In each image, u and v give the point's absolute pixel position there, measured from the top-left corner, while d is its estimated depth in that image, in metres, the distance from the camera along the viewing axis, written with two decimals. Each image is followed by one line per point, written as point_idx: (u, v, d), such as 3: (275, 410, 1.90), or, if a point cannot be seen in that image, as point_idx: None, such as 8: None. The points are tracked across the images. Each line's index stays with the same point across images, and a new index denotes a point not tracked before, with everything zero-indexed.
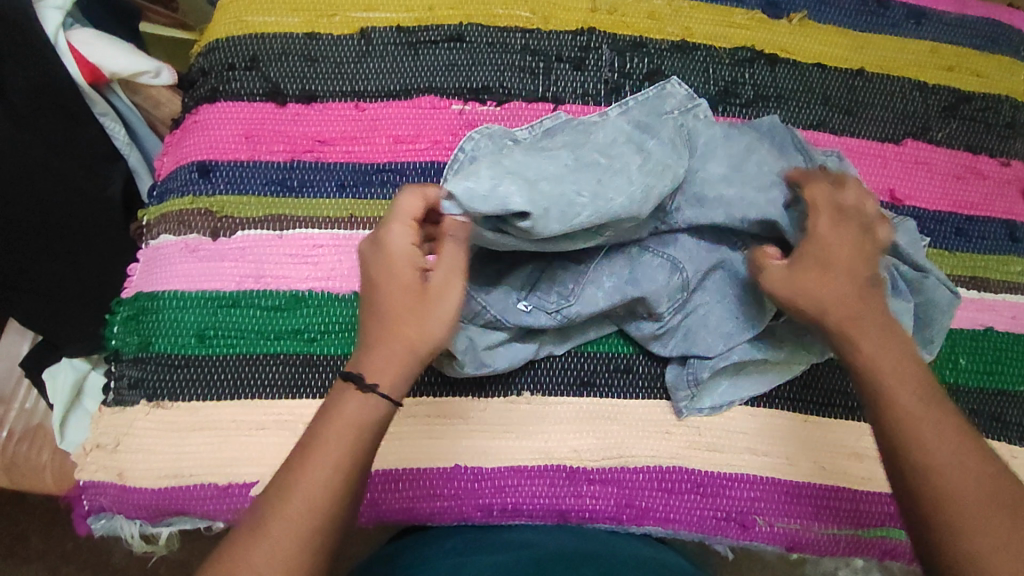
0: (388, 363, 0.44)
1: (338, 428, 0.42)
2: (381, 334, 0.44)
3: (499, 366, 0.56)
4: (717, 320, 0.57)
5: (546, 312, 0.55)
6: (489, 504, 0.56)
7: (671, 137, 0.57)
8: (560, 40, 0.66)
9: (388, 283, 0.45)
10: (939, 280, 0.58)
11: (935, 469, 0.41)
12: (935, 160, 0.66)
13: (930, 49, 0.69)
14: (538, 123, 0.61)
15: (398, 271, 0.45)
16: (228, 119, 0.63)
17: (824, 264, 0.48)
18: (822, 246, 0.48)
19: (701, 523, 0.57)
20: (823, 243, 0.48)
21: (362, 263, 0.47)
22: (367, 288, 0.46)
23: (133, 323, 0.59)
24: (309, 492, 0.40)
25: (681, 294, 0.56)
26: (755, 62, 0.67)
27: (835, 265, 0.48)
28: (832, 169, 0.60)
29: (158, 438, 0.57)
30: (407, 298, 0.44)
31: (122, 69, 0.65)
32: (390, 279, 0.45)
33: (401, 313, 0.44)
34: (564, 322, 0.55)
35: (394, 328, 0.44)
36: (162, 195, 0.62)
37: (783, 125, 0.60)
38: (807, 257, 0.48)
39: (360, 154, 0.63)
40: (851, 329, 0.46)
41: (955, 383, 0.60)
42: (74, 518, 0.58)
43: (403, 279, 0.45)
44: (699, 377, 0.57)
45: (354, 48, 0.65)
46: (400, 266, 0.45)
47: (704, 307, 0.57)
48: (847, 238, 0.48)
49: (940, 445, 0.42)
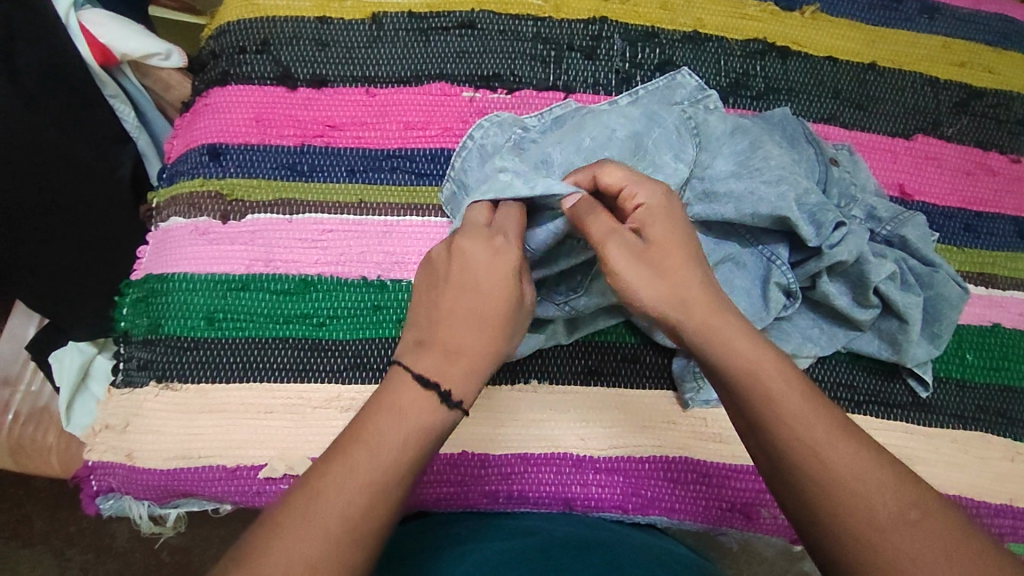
0: (467, 369, 0.43)
1: (387, 447, 0.39)
2: (469, 339, 0.43)
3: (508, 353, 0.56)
4: None
5: (553, 304, 0.55)
6: (495, 490, 0.57)
7: (674, 127, 0.57)
8: (571, 29, 0.66)
9: (490, 288, 0.44)
10: (948, 274, 0.58)
11: (837, 475, 0.39)
12: (946, 156, 0.66)
13: (943, 44, 0.69)
14: (548, 110, 0.61)
15: (500, 279, 0.45)
16: (239, 102, 0.63)
17: (662, 244, 0.45)
18: (655, 222, 0.45)
19: (705, 513, 0.57)
20: (656, 223, 0.45)
21: (467, 260, 0.45)
22: (468, 285, 0.44)
23: (142, 306, 0.59)
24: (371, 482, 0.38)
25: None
26: (766, 55, 0.67)
27: (665, 246, 0.45)
28: (841, 161, 0.61)
29: (166, 419, 0.57)
30: (508, 308, 0.44)
31: (132, 51, 0.65)
32: (497, 286, 0.44)
33: (497, 320, 0.44)
34: (572, 313, 0.55)
35: (482, 334, 0.43)
36: (171, 177, 0.63)
37: (795, 116, 0.61)
38: (656, 240, 0.44)
39: (371, 139, 0.63)
40: (736, 334, 0.43)
41: (960, 379, 0.60)
42: (82, 498, 0.59)
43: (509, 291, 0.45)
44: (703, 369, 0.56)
45: (365, 34, 0.65)
46: (507, 276, 0.45)
47: None
48: (677, 212, 0.46)
49: (832, 444, 0.40)
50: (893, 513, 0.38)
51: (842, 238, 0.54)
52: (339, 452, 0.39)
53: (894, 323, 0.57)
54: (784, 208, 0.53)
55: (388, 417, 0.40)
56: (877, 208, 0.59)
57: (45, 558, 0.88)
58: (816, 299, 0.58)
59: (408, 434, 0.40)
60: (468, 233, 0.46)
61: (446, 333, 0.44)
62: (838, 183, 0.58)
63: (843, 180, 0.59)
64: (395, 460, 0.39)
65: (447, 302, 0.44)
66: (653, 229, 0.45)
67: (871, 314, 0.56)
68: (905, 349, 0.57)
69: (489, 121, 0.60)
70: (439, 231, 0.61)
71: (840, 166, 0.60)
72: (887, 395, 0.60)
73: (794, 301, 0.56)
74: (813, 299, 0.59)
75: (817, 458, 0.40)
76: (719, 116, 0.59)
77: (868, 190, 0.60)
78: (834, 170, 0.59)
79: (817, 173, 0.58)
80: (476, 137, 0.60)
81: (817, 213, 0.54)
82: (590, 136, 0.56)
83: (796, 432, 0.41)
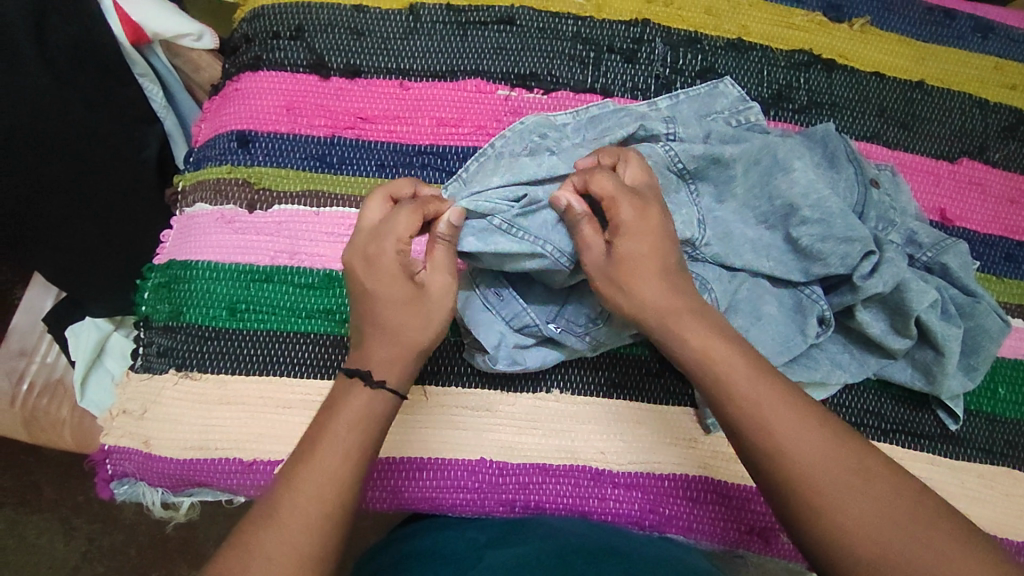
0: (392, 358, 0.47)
1: (325, 461, 0.42)
2: (388, 335, 0.47)
3: (530, 364, 0.55)
4: None
5: (575, 334, 0.55)
6: (513, 499, 0.56)
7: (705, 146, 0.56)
8: (612, 30, 0.64)
9: (382, 295, 0.48)
10: (990, 306, 0.57)
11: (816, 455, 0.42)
12: (991, 182, 0.64)
13: (994, 65, 0.66)
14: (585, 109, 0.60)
15: (394, 284, 0.48)
16: (270, 88, 0.62)
17: (629, 261, 0.48)
18: (630, 239, 0.48)
19: (723, 534, 0.56)
20: (628, 239, 0.48)
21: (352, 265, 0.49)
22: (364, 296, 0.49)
23: (163, 291, 0.59)
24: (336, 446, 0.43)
25: None
26: (811, 67, 0.65)
27: (633, 264, 0.48)
28: (883, 182, 0.59)
29: (184, 408, 0.57)
30: (410, 301, 0.48)
31: (164, 30, 0.63)
32: (385, 285, 0.48)
33: (402, 315, 0.47)
34: (593, 345, 0.55)
35: (387, 321, 0.47)
36: (198, 162, 0.62)
37: (838, 133, 0.59)
38: (623, 257, 0.48)
39: (401, 134, 0.62)
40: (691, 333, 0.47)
41: (990, 413, 0.59)
42: (98, 482, 0.58)
43: (399, 289, 0.48)
44: None
45: (401, 24, 0.64)
46: (393, 278, 0.48)
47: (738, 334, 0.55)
48: (652, 228, 0.48)
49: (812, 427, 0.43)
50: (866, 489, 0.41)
51: (876, 267, 0.53)
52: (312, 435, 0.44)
53: (929, 354, 0.56)
54: (787, 269, 0.55)
55: (319, 441, 0.43)
56: (919, 234, 0.57)
57: (51, 526, 0.89)
58: (849, 325, 0.57)
59: (349, 441, 0.43)
60: (355, 244, 0.50)
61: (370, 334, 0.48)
62: (878, 207, 0.57)
63: (884, 203, 0.57)
64: (345, 463, 0.42)
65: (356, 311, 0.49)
66: (641, 244, 0.48)
67: (907, 343, 0.55)
68: (939, 381, 0.56)
69: (511, 129, 0.57)
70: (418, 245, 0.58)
71: (881, 189, 0.58)
72: (915, 424, 0.59)
73: (828, 330, 0.56)
74: (846, 324, 0.58)
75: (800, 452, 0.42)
76: (753, 138, 0.57)
77: (909, 214, 0.58)
78: (874, 193, 0.57)
79: (854, 196, 0.56)
80: (496, 145, 0.56)
81: (846, 248, 0.53)
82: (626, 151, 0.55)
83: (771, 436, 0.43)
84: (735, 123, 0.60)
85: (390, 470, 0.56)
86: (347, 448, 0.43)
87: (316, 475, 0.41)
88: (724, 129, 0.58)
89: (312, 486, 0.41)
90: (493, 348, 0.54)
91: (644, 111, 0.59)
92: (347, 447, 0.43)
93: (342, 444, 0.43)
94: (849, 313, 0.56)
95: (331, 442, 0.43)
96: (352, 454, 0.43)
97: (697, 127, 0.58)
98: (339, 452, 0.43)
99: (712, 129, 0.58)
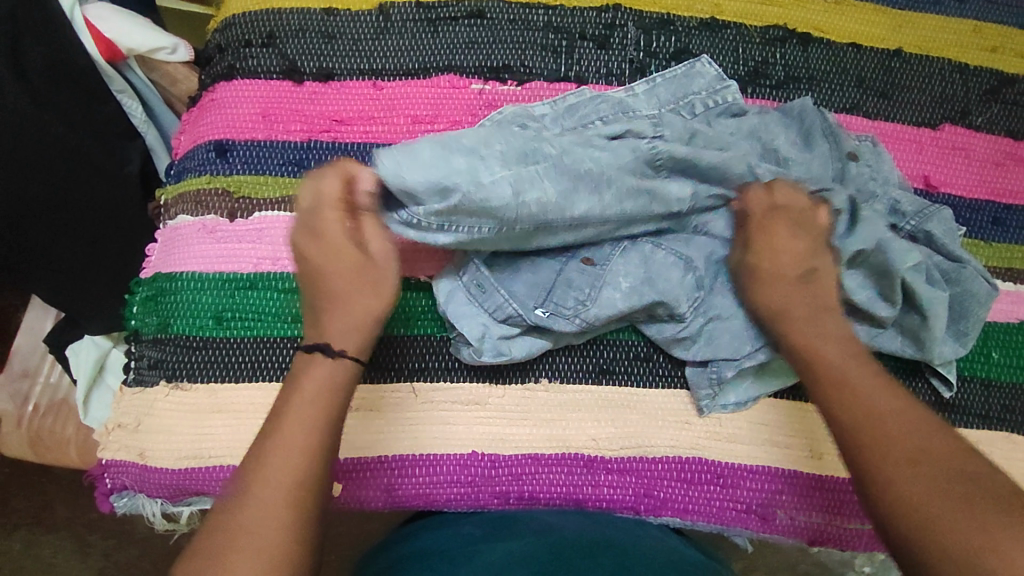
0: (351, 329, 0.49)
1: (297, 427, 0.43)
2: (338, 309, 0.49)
3: (517, 355, 0.55)
4: (740, 329, 0.56)
5: (564, 317, 0.54)
6: (506, 491, 0.56)
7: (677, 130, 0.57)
8: (583, 17, 0.64)
9: (332, 267, 0.50)
10: (976, 271, 0.57)
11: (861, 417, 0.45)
12: (974, 145, 0.63)
13: (972, 28, 0.66)
14: (562, 99, 0.59)
15: (341, 251, 0.50)
16: (245, 97, 0.62)
17: (770, 268, 0.54)
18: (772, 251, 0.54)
19: (720, 514, 0.56)
20: (771, 253, 0.54)
21: (299, 248, 0.51)
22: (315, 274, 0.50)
23: (150, 304, 0.59)
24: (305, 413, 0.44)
25: (698, 293, 0.55)
26: (787, 42, 0.64)
27: (773, 271, 0.54)
28: (863, 154, 0.59)
29: (178, 418, 0.57)
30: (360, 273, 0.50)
31: (137, 45, 0.64)
32: (334, 258, 0.50)
33: (356, 287, 0.49)
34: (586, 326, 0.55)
35: (345, 295, 0.49)
36: (179, 174, 0.62)
37: (816, 108, 0.59)
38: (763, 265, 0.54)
39: (378, 134, 0.62)
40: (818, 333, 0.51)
41: (984, 379, 0.59)
42: (98, 497, 0.59)
43: (345, 259, 0.50)
44: (721, 376, 0.56)
45: (371, 25, 0.64)
46: (338, 247, 0.50)
47: (725, 314, 0.56)
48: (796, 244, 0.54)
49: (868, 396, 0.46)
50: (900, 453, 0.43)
51: (854, 223, 0.55)
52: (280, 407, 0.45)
53: (917, 319, 0.55)
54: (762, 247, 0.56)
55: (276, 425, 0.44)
56: (901, 203, 0.57)
57: (67, 544, 0.90)
58: None
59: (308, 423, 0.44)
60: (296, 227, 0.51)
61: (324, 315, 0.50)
62: (857, 181, 0.57)
63: (863, 176, 0.57)
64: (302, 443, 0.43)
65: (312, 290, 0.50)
66: (780, 253, 0.54)
67: (893, 310, 0.55)
68: (929, 346, 0.55)
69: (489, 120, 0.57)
70: None
71: (861, 160, 0.58)
72: None
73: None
74: None
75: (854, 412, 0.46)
76: (733, 123, 0.58)
77: (893, 182, 0.58)
78: (854, 166, 0.58)
79: (830, 171, 0.57)
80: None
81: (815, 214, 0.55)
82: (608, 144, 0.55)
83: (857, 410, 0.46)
84: (713, 104, 0.60)
85: (384, 468, 0.56)
86: (315, 414, 0.44)
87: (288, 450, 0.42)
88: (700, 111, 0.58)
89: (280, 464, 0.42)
90: (478, 341, 0.54)
91: (621, 98, 0.59)
92: (307, 429, 0.44)
93: (301, 427, 0.44)
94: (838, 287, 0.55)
95: (289, 425, 0.44)
96: (321, 429, 0.44)
97: (680, 123, 0.57)
98: (297, 433, 0.43)
99: (697, 128, 0.57)
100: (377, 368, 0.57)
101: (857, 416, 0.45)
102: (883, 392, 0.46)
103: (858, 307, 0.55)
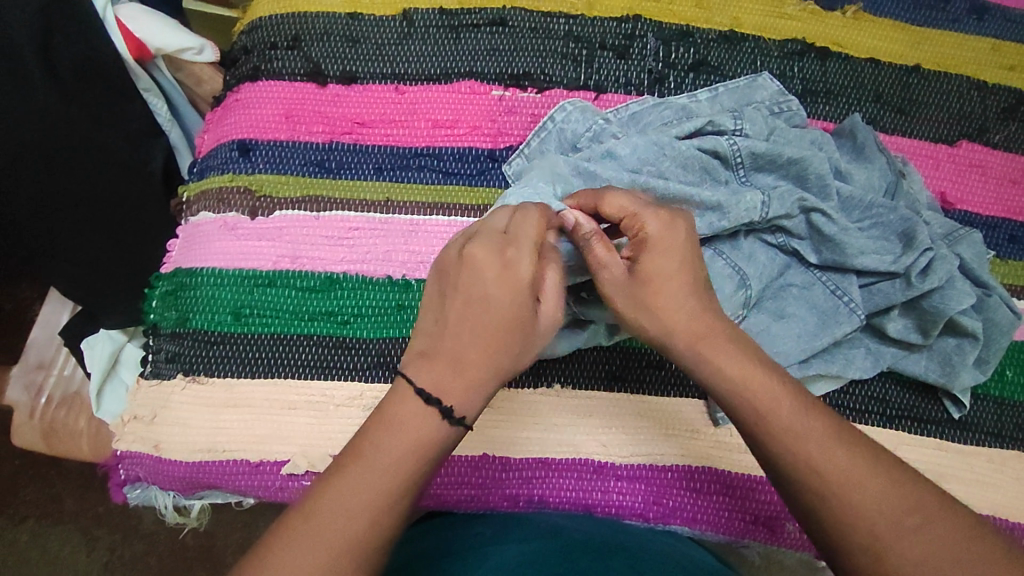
0: (471, 389, 0.43)
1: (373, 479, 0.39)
2: (496, 349, 0.44)
3: (549, 351, 0.55)
4: (775, 340, 0.55)
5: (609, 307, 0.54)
6: (516, 494, 0.56)
7: (740, 131, 0.58)
8: (603, 27, 0.65)
9: (500, 301, 0.44)
10: (1002, 299, 0.57)
11: (844, 485, 0.39)
12: (992, 163, 0.63)
13: (991, 46, 0.66)
14: (625, 106, 0.61)
15: (522, 284, 0.44)
16: (268, 98, 0.63)
17: (656, 279, 0.45)
18: (660, 257, 0.45)
19: (729, 525, 0.56)
20: (656, 256, 0.45)
21: (470, 262, 0.44)
22: (473, 302, 0.44)
23: (170, 298, 0.60)
24: (387, 463, 0.40)
25: (743, 311, 0.55)
26: (805, 56, 0.65)
27: (660, 280, 0.45)
28: (907, 173, 0.60)
29: (193, 412, 0.58)
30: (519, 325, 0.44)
31: (165, 45, 0.65)
32: (501, 296, 0.44)
33: (504, 340, 0.44)
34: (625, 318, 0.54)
35: (486, 349, 0.43)
36: (201, 172, 0.63)
37: (866, 125, 0.61)
38: (647, 274, 0.45)
39: (398, 137, 0.63)
40: (728, 362, 0.44)
41: (997, 397, 0.59)
42: (111, 487, 0.60)
43: (517, 300, 0.44)
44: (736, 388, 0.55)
45: (395, 30, 0.65)
46: (515, 274, 0.44)
47: (762, 327, 0.56)
48: (679, 242, 0.46)
49: (832, 451, 0.40)
50: (904, 519, 0.38)
51: (931, 265, 0.55)
52: (361, 441, 0.41)
53: (951, 343, 0.57)
54: (806, 252, 0.57)
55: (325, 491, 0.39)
56: (933, 225, 0.58)
57: (74, 537, 0.91)
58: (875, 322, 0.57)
59: (367, 496, 0.39)
60: (481, 241, 0.45)
61: (447, 343, 0.44)
62: (907, 196, 0.58)
63: (909, 193, 0.58)
64: (363, 519, 0.38)
65: (454, 319, 0.44)
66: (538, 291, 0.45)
67: (925, 340, 0.56)
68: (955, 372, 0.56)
69: (554, 120, 0.60)
70: (429, 229, 0.60)
71: (908, 179, 0.60)
72: (921, 409, 0.58)
73: (857, 315, 0.56)
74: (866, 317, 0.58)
75: (831, 478, 0.39)
76: (799, 129, 0.59)
77: (923, 203, 0.59)
78: (904, 184, 0.59)
79: (884, 184, 0.59)
80: (556, 120, 0.60)
81: (866, 212, 0.57)
82: (681, 143, 0.56)
83: (791, 441, 0.41)
84: (777, 113, 0.60)
85: None
86: (397, 466, 0.40)
87: (351, 501, 0.39)
88: (767, 116, 0.59)
89: (333, 510, 0.38)
90: None
91: (685, 104, 0.60)
92: (364, 497, 0.39)
93: (349, 502, 0.39)
94: (882, 312, 0.57)
95: (346, 491, 0.39)
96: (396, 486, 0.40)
97: (761, 122, 0.58)
98: (361, 502, 0.39)
99: (776, 125, 0.59)
100: (379, 370, 0.57)
101: (804, 454, 0.40)
102: (820, 423, 0.41)
103: (890, 335, 0.57)
